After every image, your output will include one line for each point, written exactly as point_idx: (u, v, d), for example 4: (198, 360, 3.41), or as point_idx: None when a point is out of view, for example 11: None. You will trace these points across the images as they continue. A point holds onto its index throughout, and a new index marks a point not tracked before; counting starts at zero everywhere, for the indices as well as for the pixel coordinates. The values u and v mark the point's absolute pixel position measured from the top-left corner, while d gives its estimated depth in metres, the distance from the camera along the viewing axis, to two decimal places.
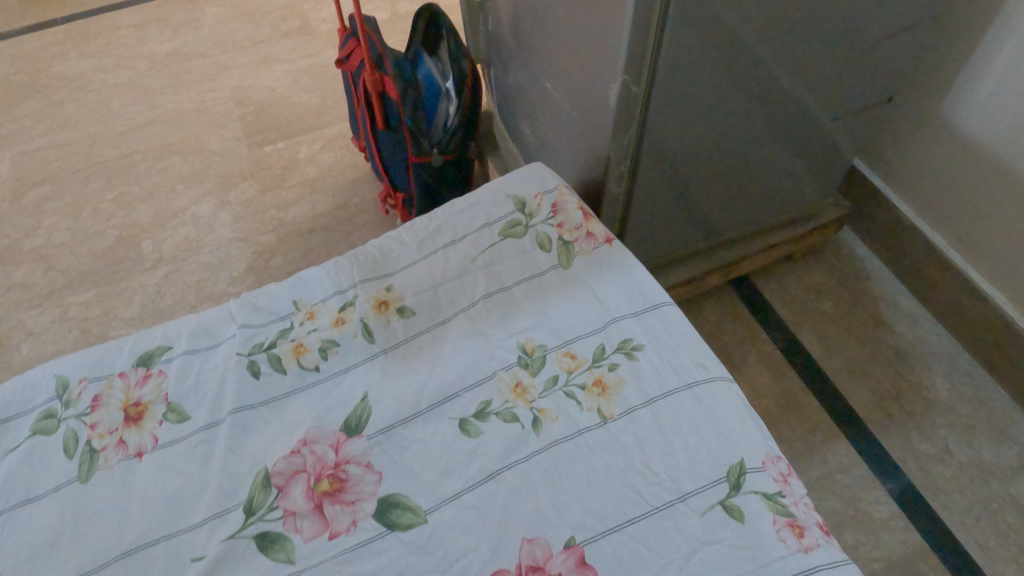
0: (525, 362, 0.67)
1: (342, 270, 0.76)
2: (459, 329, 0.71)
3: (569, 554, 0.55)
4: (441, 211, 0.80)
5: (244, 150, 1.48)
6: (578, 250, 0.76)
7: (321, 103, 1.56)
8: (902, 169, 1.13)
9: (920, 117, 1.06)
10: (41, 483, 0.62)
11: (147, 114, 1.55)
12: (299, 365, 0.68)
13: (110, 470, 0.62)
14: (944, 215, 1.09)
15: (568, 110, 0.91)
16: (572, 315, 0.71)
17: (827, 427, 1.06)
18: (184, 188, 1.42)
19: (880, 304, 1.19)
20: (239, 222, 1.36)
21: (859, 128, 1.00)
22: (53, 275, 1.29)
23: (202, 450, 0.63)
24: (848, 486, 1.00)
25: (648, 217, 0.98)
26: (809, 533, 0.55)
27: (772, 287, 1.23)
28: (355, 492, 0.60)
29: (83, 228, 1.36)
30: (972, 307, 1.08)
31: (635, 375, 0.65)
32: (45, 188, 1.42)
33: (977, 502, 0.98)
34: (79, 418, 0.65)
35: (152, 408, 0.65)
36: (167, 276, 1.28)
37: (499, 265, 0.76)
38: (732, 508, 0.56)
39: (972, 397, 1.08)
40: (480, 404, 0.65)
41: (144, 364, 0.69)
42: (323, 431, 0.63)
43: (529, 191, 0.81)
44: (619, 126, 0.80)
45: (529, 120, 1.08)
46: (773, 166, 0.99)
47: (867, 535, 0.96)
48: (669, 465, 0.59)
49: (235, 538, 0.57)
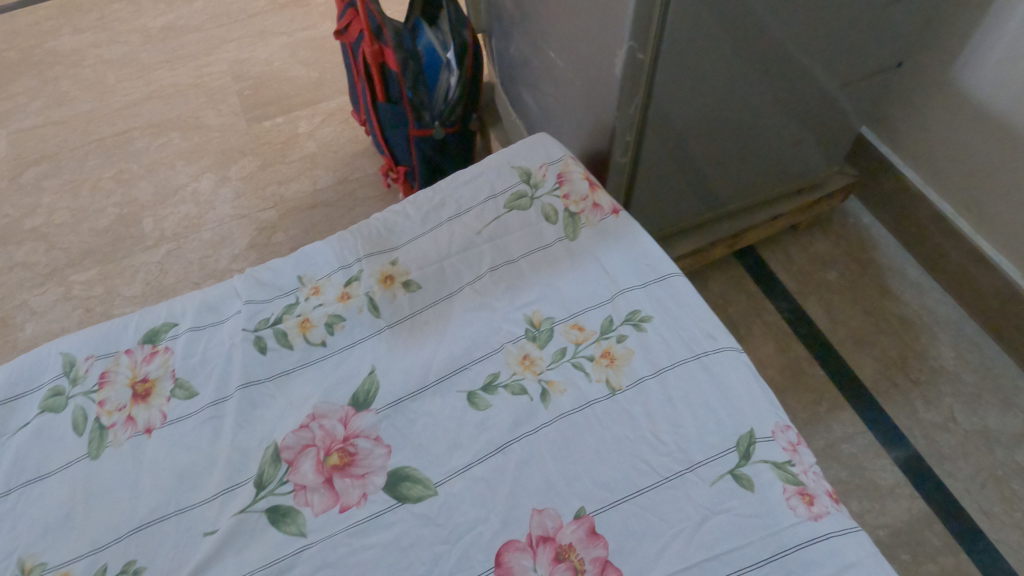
0: (532, 335, 0.67)
1: (346, 244, 0.75)
2: (465, 302, 0.70)
3: (579, 525, 0.56)
4: (445, 183, 0.80)
5: (243, 126, 1.46)
6: (585, 222, 0.75)
7: (320, 77, 1.54)
8: (910, 136, 1.12)
9: (928, 84, 1.05)
10: (51, 459, 0.62)
11: (144, 89, 1.53)
12: (306, 340, 0.68)
13: (119, 446, 0.62)
14: (952, 183, 1.08)
15: (572, 78, 0.89)
16: (579, 287, 0.70)
17: (833, 397, 1.06)
18: (184, 164, 1.40)
19: (886, 274, 1.18)
20: (240, 199, 1.35)
21: (867, 95, 0.99)
22: (54, 254, 1.28)
23: (211, 426, 0.63)
24: (853, 455, 1.01)
25: (653, 188, 0.97)
26: (818, 501, 0.55)
27: (777, 257, 1.22)
28: (364, 466, 0.60)
29: (83, 207, 1.35)
30: (979, 276, 1.08)
31: (643, 346, 0.65)
32: (44, 166, 1.41)
33: (982, 470, 0.99)
34: (87, 396, 0.65)
35: (159, 385, 0.65)
36: (169, 254, 1.28)
37: (504, 237, 0.75)
38: (741, 477, 0.56)
39: (978, 365, 1.08)
40: (488, 376, 0.64)
41: (150, 341, 0.69)
42: (331, 405, 0.63)
43: (534, 162, 0.80)
44: (625, 95, 0.78)
45: (531, 90, 1.07)
46: (780, 134, 0.97)
47: (872, 504, 0.97)
48: (678, 435, 0.59)
49: (247, 512, 0.57)
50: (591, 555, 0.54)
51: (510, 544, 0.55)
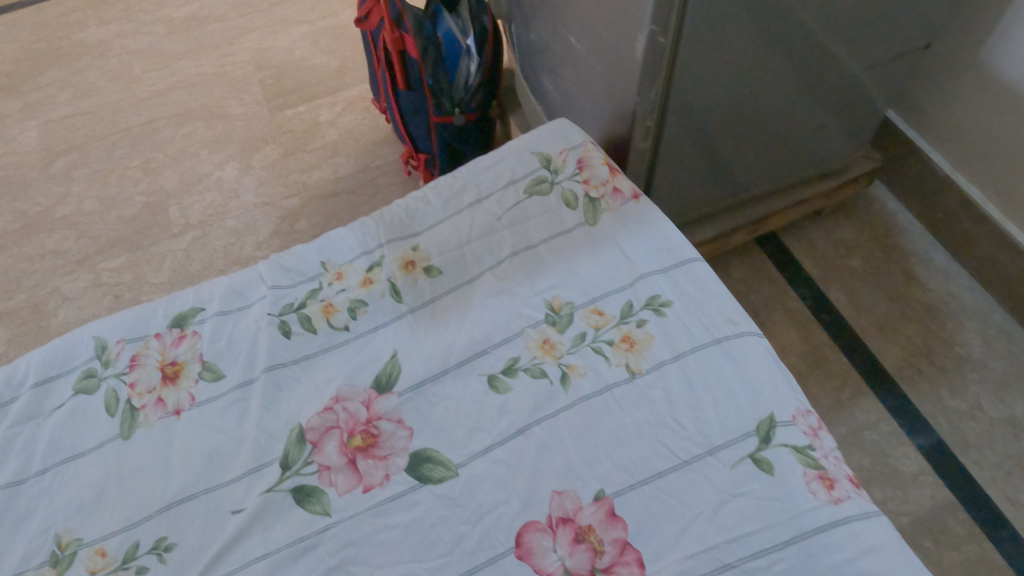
0: (552, 320, 0.68)
1: (368, 230, 0.76)
2: (485, 288, 0.71)
3: (599, 507, 0.56)
4: (466, 169, 0.80)
5: (265, 114, 1.48)
6: (605, 207, 0.75)
7: (341, 65, 1.55)
8: (938, 120, 1.09)
9: (957, 66, 1.03)
10: (86, 439, 0.64)
11: (169, 79, 1.55)
12: (329, 325, 0.69)
13: (150, 427, 0.64)
14: (981, 167, 1.06)
15: (592, 63, 0.89)
16: (600, 273, 0.70)
17: (855, 384, 1.06)
18: (208, 153, 1.42)
19: (912, 260, 1.17)
20: (263, 187, 1.37)
21: (894, 77, 0.97)
22: (85, 242, 1.31)
23: (238, 408, 0.64)
24: (876, 443, 1.00)
25: (673, 173, 0.97)
26: (839, 485, 0.55)
27: (800, 243, 1.21)
28: (387, 447, 0.61)
29: (112, 195, 1.37)
30: (1008, 262, 1.06)
31: (663, 331, 0.65)
32: (73, 155, 1.43)
33: (1008, 458, 0.97)
34: (118, 377, 0.67)
35: (188, 367, 0.67)
36: (194, 241, 1.30)
37: (524, 223, 0.75)
38: (762, 461, 0.56)
39: (1006, 353, 1.06)
40: (509, 360, 0.65)
41: (178, 325, 0.70)
42: (354, 388, 0.64)
43: (554, 147, 0.80)
44: (646, 80, 0.78)
45: (552, 76, 1.06)
46: (804, 117, 0.96)
47: (895, 491, 0.96)
48: (697, 419, 0.59)
49: (273, 491, 0.59)
50: (611, 536, 0.55)
51: (530, 525, 0.56)
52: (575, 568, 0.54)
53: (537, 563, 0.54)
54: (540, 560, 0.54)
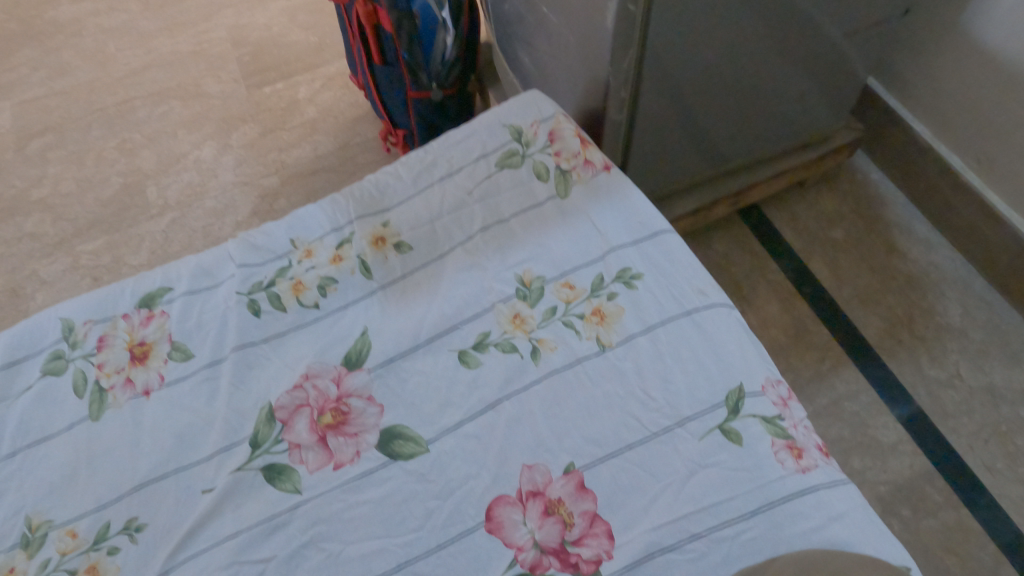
0: (523, 294, 0.67)
1: (338, 207, 0.75)
2: (457, 263, 0.70)
3: (569, 479, 0.56)
4: (437, 143, 0.79)
5: (243, 93, 1.45)
6: (577, 179, 0.74)
7: (319, 41, 1.52)
8: (919, 89, 1.08)
9: (939, 30, 1.01)
10: (55, 421, 0.63)
11: (144, 58, 1.52)
12: (299, 303, 0.68)
13: (119, 408, 0.63)
14: (962, 135, 1.05)
15: (566, 34, 0.87)
16: (571, 245, 0.70)
17: (836, 355, 1.06)
18: (185, 132, 1.40)
19: (893, 230, 1.16)
20: (241, 165, 1.35)
21: (873, 44, 0.95)
22: (61, 224, 1.30)
23: (207, 387, 0.64)
24: (855, 413, 1.01)
25: (650, 145, 0.96)
26: (807, 455, 0.55)
27: (782, 215, 1.21)
28: (357, 424, 0.61)
29: (88, 177, 1.35)
30: (988, 231, 1.06)
31: (633, 303, 0.65)
32: (48, 137, 1.41)
33: (986, 426, 0.98)
34: (86, 358, 0.66)
35: (156, 348, 0.66)
36: (173, 222, 1.29)
37: (496, 197, 0.74)
38: (730, 431, 0.56)
39: (985, 322, 1.06)
40: (479, 335, 0.65)
41: (146, 305, 0.69)
42: (324, 365, 0.64)
43: (525, 119, 0.79)
44: (618, 49, 0.76)
45: (527, 48, 1.04)
46: (782, 87, 0.95)
47: (873, 461, 0.97)
48: (668, 391, 0.59)
49: (243, 470, 0.59)
50: (580, 508, 0.55)
51: (500, 499, 0.56)
52: (545, 541, 0.54)
53: (507, 537, 0.54)
54: (509, 533, 0.54)
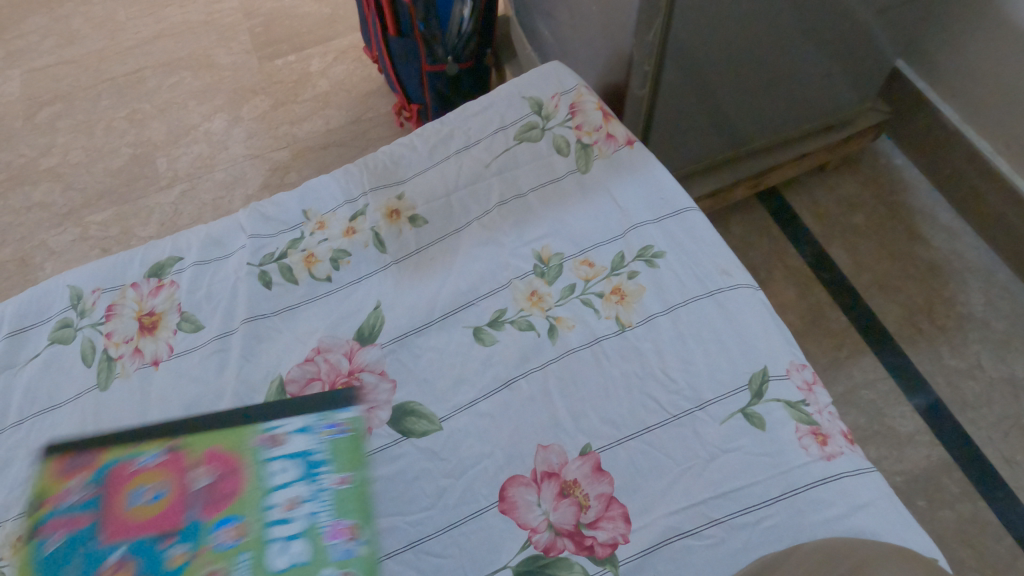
0: (541, 271, 0.65)
1: (352, 178, 0.73)
2: (473, 238, 0.68)
3: (585, 461, 0.55)
4: (454, 115, 0.77)
5: (254, 64, 1.43)
6: (598, 153, 0.72)
7: (332, 13, 1.49)
8: (950, 71, 1.05)
9: (972, 10, 0.98)
10: (62, 390, 0.62)
11: (154, 27, 1.50)
12: (311, 275, 0.67)
13: (127, 377, 0.62)
14: (992, 119, 1.02)
15: (588, 6, 0.84)
16: (592, 221, 0.68)
17: (854, 342, 1.04)
18: (196, 104, 1.38)
19: (917, 217, 1.14)
20: (252, 138, 1.33)
21: (905, 22, 0.92)
22: (70, 194, 1.28)
23: (216, 359, 0.62)
24: (872, 402, 0.99)
25: (672, 124, 0.93)
26: (832, 441, 0.54)
27: (802, 199, 1.18)
28: (369, 400, 0.59)
29: (97, 146, 1.34)
30: (1015, 219, 1.03)
31: (655, 282, 0.63)
32: (57, 106, 1.39)
33: (1006, 418, 0.96)
34: (94, 327, 0.65)
35: (165, 318, 0.65)
36: (183, 195, 1.27)
37: (514, 170, 0.72)
38: (752, 416, 0.55)
39: (1009, 312, 1.04)
40: (495, 312, 0.63)
41: (155, 275, 0.68)
42: (335, 339, 0.63)
43: (545, 93, 0.77)
44: (642, 21, 0.73)
45: (547, 19, 1.02)
46: (809, 66, 0.92)
47: (889, 450, 0.95)
48: (688, 372, 0.57)
49: None
50: (596, 490, 0.54)
51: (514, 479, 0.55)
52: (560, 523, 0.52)
53: (520, 517, 0.53)
54: (523, 514, 0.53)
